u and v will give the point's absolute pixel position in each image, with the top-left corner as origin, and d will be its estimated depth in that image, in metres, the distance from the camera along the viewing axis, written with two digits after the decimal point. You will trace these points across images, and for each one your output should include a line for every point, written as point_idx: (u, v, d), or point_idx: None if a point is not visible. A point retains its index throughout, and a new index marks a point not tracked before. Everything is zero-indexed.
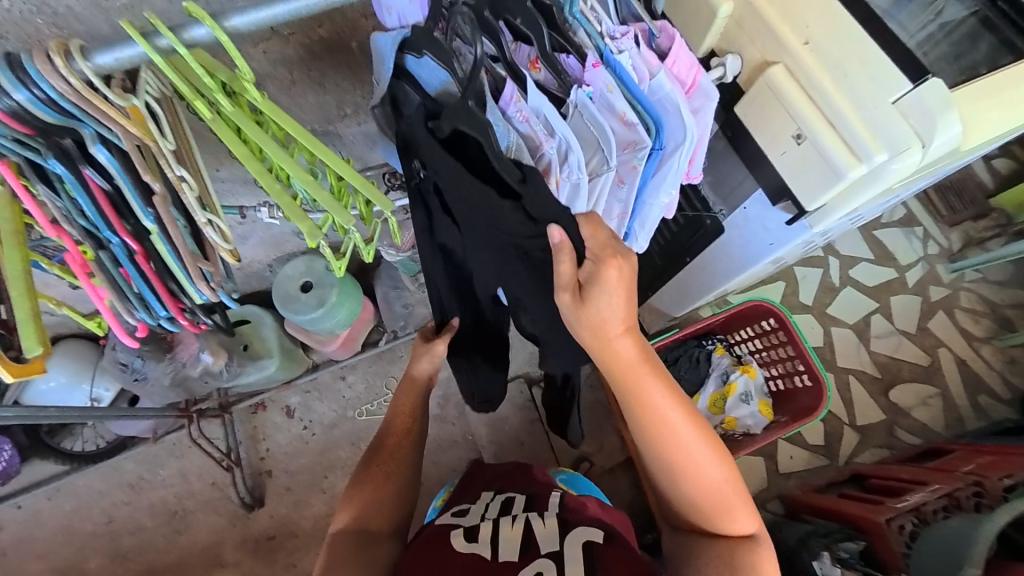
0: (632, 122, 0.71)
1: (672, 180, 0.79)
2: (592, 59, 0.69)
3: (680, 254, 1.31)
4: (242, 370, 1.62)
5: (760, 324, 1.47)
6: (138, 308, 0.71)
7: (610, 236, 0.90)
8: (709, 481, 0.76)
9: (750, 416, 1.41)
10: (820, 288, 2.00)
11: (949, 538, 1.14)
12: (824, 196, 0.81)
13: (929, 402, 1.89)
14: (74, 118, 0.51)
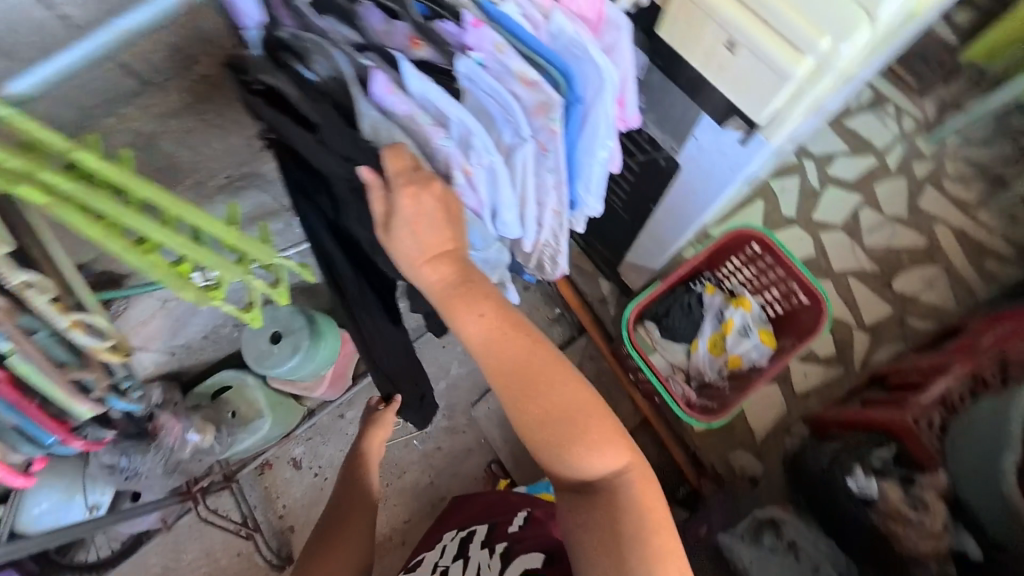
0: (535, 81, 0.61)
1: (602, 131, 0.69)
2: (470, 19, 0.59)
3: (645, 204, 1.22)
4: (235, 437, 1.56)
5: (744, 252, 1.39)
6: (18, 442, 0.72)
7: (555, 211, 0.80)
8: (562, 410, 0.67)
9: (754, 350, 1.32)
10: (802, 196, 1.91)
11: (984, 425, 1.07)
12: (773, 105, 0.72)
13: (935, 282, 1.83)
14: None
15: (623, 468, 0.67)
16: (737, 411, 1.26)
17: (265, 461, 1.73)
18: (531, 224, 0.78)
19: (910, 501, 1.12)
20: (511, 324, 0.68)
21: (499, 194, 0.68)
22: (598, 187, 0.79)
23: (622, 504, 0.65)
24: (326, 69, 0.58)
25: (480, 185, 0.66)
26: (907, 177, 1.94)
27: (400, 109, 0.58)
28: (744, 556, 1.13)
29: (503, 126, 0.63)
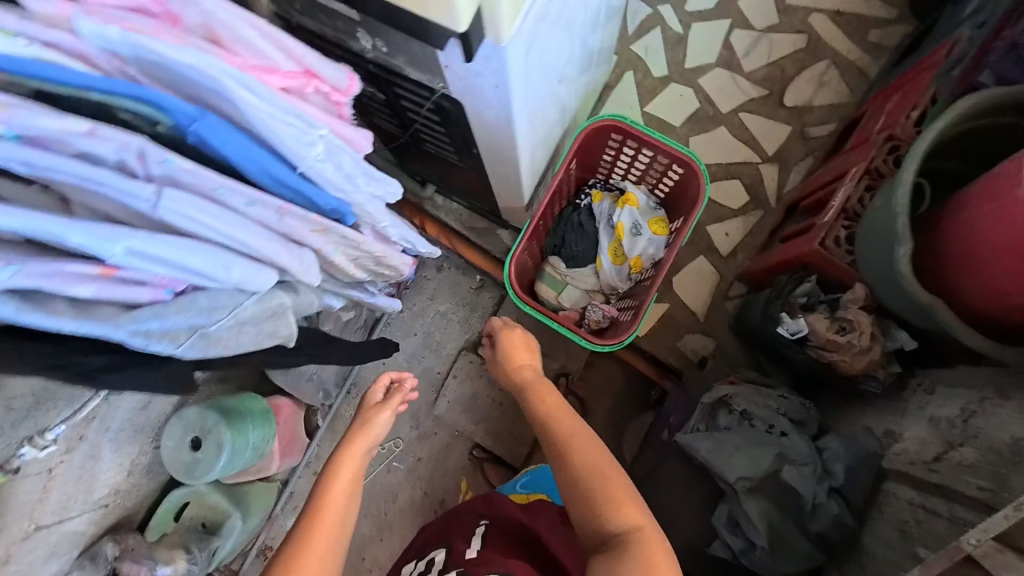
0: (101, 131, 0.48)
1: (273, 127, 0.55)
2: None
3: (469, 150, 1.02)
4: (214, 546, 1.49)
5: (609, 146, 1.22)
6: None
7: (315, 230, 0.66)
8: (592, 463, 0.88)
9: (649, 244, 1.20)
10: (667, 46, 1.70)
11: (876, 221, 0.99)
12: (462, 8, 0.55)
13: (827, 79, 1.68)
14: None
15: (631, 526, 0.80)
16: (646, 316, 1.17)
17: (263, 546, 1.67)
18: (296, 257, 0.63)
19: (838, 326, 1.08)
20: (580, 429, 0.96)
21: (184, 262, 0.53)
22: (334, 179, 0.63)
23: (634, 549, 0.77)
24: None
25: (151, 267, 0.52)
26: None
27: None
28: (701, 446, 1.08)
29: (123, 200, 0.50)
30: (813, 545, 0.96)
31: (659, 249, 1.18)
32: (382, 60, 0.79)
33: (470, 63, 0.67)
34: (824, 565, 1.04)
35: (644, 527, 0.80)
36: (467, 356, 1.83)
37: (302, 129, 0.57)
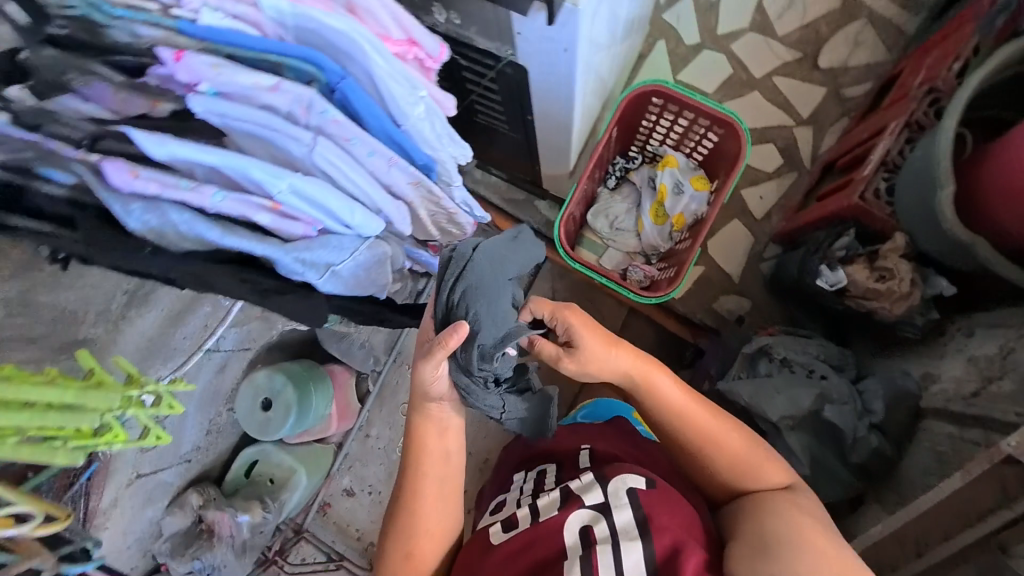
0: (275, 83, 0.55)
1: (389, 86, 0.62)
2: (168, 52, 0.53)
3: (522, 115, 1.06)
4: (284, 500, 1.59)
5: (649, 113, 1.28)
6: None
7: (409, 183, 0.72)
8: (733, 450, 0.85)
9: (691, 201, 1.29)
10: (699, 15, 1.69)
11: (915, 166, 1.05)
12: None
13: (862, 40, 1.65)
14: None
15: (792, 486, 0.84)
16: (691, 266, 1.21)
17: (321, 503, 1.76)
18: (392, 207, 0.72)
19: (878, 275, 1.14)
20: (714, 412, 0.87)
21: (327, 206, 0.61)
22: (436, 137, 0.71)
23: (794, 505, 0.79)
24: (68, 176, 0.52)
25: (300, 212, 0.60)
26: None
27: (153, 189, 0.52)
28: (742, 392, 1.14)
29: (283, 143, 0.58)
30: (850, 474, 1.06)
31: (701, 203, 1.29)
32: (453, 33, 0.85)
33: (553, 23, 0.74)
34: (865, 502, 1.09)
35: (799, 490, 0.83)
36: None
37: (422, 89, 0.66)
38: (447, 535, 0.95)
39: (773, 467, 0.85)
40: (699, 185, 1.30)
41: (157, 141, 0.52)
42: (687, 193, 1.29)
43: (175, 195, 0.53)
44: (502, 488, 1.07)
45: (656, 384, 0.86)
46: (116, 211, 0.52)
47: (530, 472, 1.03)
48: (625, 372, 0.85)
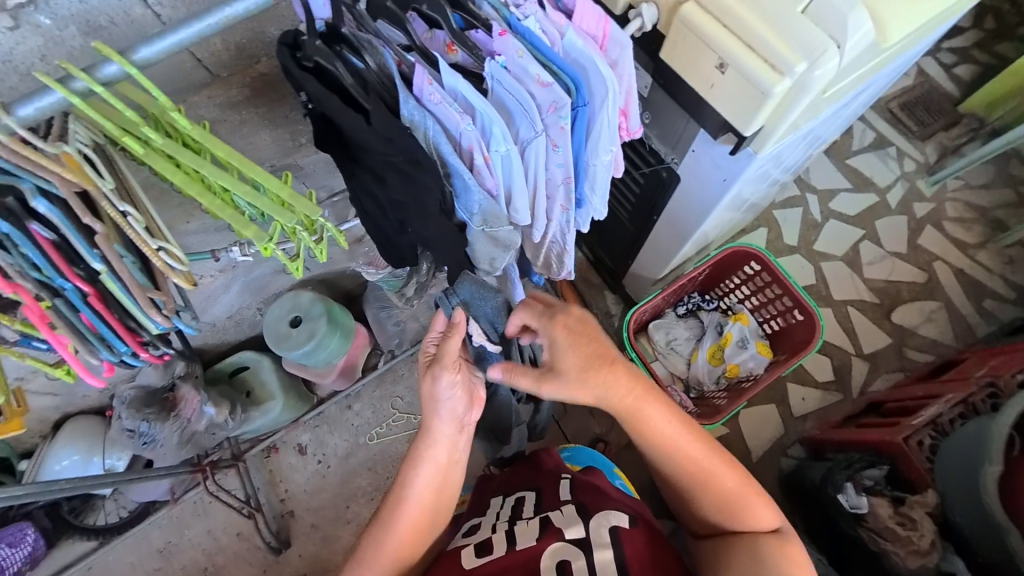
0: (548, 82, 0.68)
1: (603, 134, 0.77)
2: (498, 28, 0.67)
3: (648, 213, 1.25)
4: (248, 417, 1.64)
5: (743, 270, 1.43)
6: (101, 348, 0.73)
7: (561, 205, 0.88)
8: (722, 493, 0.82)
9: (750, 359, 1.39)
10: (804, 226, 1.92)
11: (967, 436, 1.12)
12: (758, 118, 0.77)
13: (935, 317, 1.80)
14: (13, 174, 0.57)
15: (778, 528, 0.81)
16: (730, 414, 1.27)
17: (272, 445, 1.73)
18: (540, 216, 0.87)
19: (899, 519, 1.14)
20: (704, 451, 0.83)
21: (512, 181, 0.76)
22: (602, 186, 0.87)
23: (783, 557, 0.76)
24: (374, 60, 0.67)
25: (496, 171, 0.74)
26: (907, 214, 1.95)
27: (434, 99, 0.66)
28: None
29: (519, 120, 0.70)
30: None
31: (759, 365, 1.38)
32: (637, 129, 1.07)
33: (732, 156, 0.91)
34: None
35: (786, 531, 0.81)
36: None
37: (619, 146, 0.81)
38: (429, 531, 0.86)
39: (762, 511, 0.82)
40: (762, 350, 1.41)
41: (456, 78, 0.66)
42: (749, 350, 1.39)
43: (441, 112, 0.67)
44: (480, 513, 1.04)
45: (645, 416, 0.82)
46: (400, 96, 0.66)
47: (508, 499, 1.01)
48: (616, 398, 0.80)
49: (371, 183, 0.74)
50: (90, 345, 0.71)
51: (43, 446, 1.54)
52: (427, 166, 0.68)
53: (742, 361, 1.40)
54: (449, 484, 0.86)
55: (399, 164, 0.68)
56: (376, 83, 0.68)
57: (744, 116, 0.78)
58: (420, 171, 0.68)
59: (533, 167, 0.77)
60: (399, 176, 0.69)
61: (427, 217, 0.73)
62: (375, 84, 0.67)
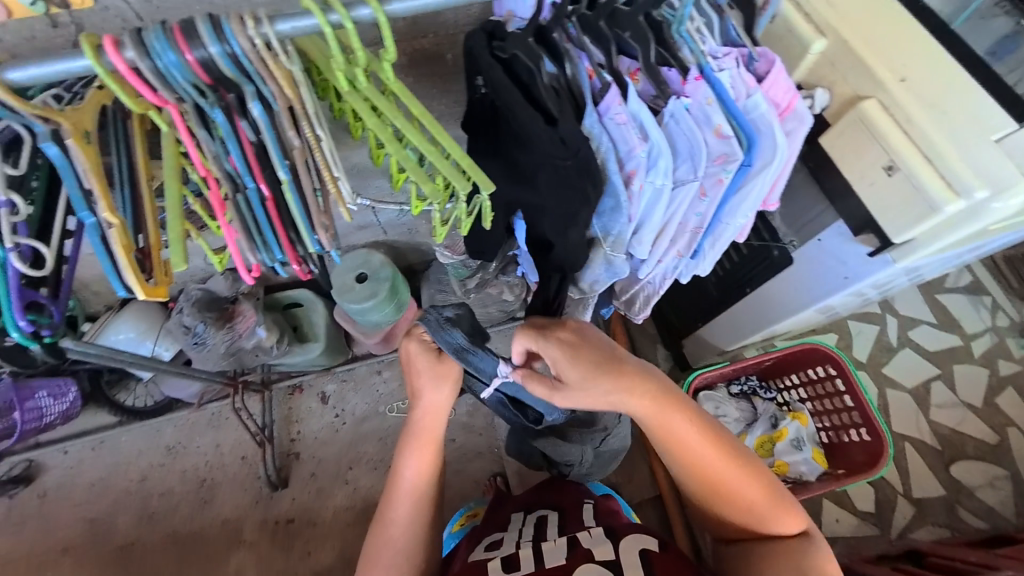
0: (727, 135, 0.68)
1: (751, 197, 0.77)
2: (693, 73, 0.68)
3: (739, 284, 1.24)
4: (290, 351, 1.71)
5: (813, 371, 1.39)
6: (261, 249, 0.69)
7: (677, 252, 0.89)
8: (746, 499, 0.80)
9: (803, 462, 1.33)
10: (876, 346, 1.84)
11: None
12: (914, 229, 0.76)
13: (997, 485, 1.67)
14: (245, 75, 0.56)
15: (804, 532, 0.80)
16: None
17: (297, 385, 1.86)
18: (656, 255, 0.87)
19: None
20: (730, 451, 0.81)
21: (650, 216, 0.76)
22: (723, 246, 0.88)
23: (807, 561, 0.76)
24: (570, 68, 0.68)
25: (641, 202, 0.74)
26: (990, 369, 1.82)
27: (618, 120, 0.67)
28: None
29: (684, 160, 0.71)
30: None
31: (812, 471, 1.32)
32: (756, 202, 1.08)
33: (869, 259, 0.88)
34: None
35: (813, 534, 0.80)
36: None
37: (754, 215, 0.82)
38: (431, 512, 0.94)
39: (787, 519, 0.80)
40: (818, 457, 1.35)
41: (644, 113, 0.67)
42: (804, 452, 1.34)
43: (619, 133, 0.68)
44: (499, 528, 1.08)
45: (669, 424, 0.80)
46: (588, 109, 0.67)
47: (530, 517, 1.05)
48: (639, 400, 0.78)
49: (501, 176, 0.75)
50: (254, 246, 0.68)
51: (105, 314, 1.61)
52: (593, 176, 0.68)
53: (792, 462, 1.34)
54: (435, 466, 0.93)
55: (565, 169, 0.67)
56: (563, 88, 0.68)
57: (897, 222, 0.78)
58: (575, 178, 0.67)
59: (674, 210, 0.78)
60: (554, 177, 0.68)
61: (566, 227, 0.74)
62: (563, 89, 0.67)
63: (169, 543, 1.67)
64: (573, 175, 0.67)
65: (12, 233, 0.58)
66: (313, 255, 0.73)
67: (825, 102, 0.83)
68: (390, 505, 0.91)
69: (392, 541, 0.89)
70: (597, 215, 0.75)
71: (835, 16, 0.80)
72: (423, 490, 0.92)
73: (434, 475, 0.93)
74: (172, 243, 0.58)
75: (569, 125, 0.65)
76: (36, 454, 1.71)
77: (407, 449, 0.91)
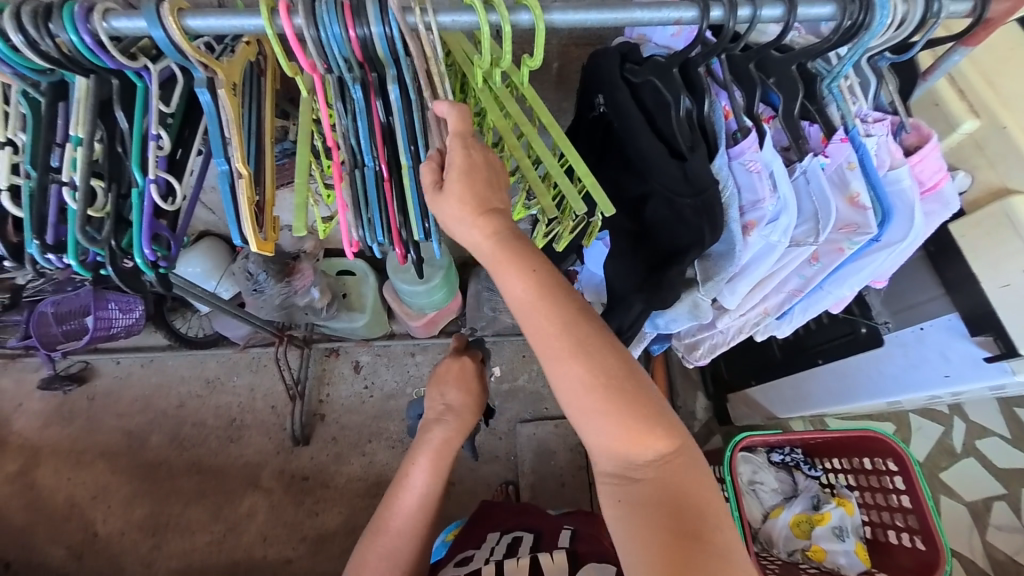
0: (863, 206, 0.63)
1: (866, 273, 0.72)
2: (839, 133, 0.62)
3: (809, 353, 1.15)
4: (337, 315, 1.79)
5: (868, 460, 1.29)
6: (364, 223, 0.68)
7: (767, 309, 0.84)
8: (598, 412, 0.58)
9: (843, 554, 1.23)
10: (935, 446, 1.69)
11: None
12: None
13: None
14: (391, 59, 0.57)
15: (670, 457, 0.59)
16: None
17: (335, 349, 1.92)
18: (743, 310, 0.83)
19: None
20: (613, 374, 0.56)
21: (754, 269, 0.72)
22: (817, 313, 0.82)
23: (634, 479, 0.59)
24: (707, 105, 0.63)
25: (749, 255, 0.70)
26: None
27: (749, 167, 0.62)
28: None
29: (805, 222, 0.67)
30: None
31: (851, 565, 1.22)
32: None
33: (981, 364, 0.80)
34: None
35: (669, 461, 0.59)
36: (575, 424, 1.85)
37: (858, 290, 0.77)
38: (433, 522, 0.95)
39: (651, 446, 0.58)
40: (860, 553, 1.25)
41: (780, 168, 0.62)
42: (846, 543, 1.24)
43: (747, 180, 0.64)
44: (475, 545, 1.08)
45: (517, 299, 0.57)
46: (720, 150, 0.62)
47: (506, 537, 1.05)
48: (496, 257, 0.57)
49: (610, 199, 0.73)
50: (359, 223, 0.68)
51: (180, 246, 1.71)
52: (713, 219, 0.63)
53: (831, 551, 1.24)
54: (442, 478, 0.95)
55: (681, 207, 0.64)
56: (694, 124, 0.63)
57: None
58: (692, 220, 0.64)
59: (778, 267, 0.73)
60: (666, 211, 0.66)
61: (661, 265, 0.71)
62: (696, 124, 0.63)
63: (192, 470, 1.76)
64: (690, 215, 0.64)
65: (153, 165, 0.60)
66: (415, 242, 0.72)
67: (963, 185, 0.76)
68: (391, 506, 0.93)
69: (391, 543, 0.90)
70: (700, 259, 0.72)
71: (993, 99, 0.73)
72: (424, 500, 0.93)
73: (438, 485, 0.94)
74: (296, 208, 0.61)
75: (697, 164, 0.61)
76: (93, 359, 1.84)
77: (417, 456, 0.94)
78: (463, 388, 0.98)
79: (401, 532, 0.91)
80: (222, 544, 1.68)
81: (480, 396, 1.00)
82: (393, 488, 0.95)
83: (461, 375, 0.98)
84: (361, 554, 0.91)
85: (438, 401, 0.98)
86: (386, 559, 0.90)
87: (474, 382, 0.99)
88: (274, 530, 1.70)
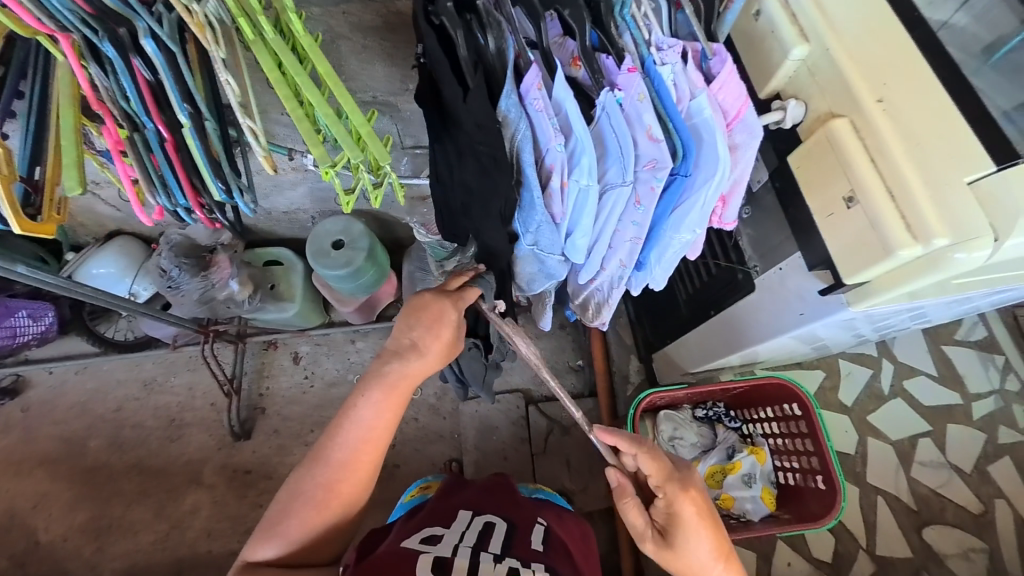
0: (658, 138, 0.62)
1: (691, 215, 0.70)
2: (628, 63, 0.60)
3: (706, 306, 1.16)
4: (263, 306, 1.73)
5: (782, 407, 1.30)
6: (159, 191, 0.68)
7: (620, 261, 0.82)
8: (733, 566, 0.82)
9: (750, 500, 1.29)
10: (865, 392, 1.71)
11: None
12: (867, 274, 0.68)
13: (972, 557, 1.54)
14: (131, 8, 0.52)
15: None
16: None
17: (273, 341, 1.90)
18: (593, 262, 0.82)
19: None
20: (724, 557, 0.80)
21: (580, 218, 0.70)
22: (669, 260, 0.81)
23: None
24: (496, 42, 0.61)
25: (568, 202, 0.68)
26: (988, 436, 1.66)
27: (537, 106, 0.60)
28: None
29: (613, 161, 0.64)
30: None
31: (756, 510, 1.27)
32: None
33: (822, 298, 0.80)
34: None
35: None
36: (517, 398, 1.85)
37: (705, 230, 0.74)
38: (373, 464, 0.90)
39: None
40: (765, 497, 1.30)
41: (572, 106, 0.61)
42: (752, 489, 1.29)
43: (539, 120, 0.61)
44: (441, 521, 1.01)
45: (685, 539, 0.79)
46: (506, 89, 0.60)
47: (478, 518, 1.02)
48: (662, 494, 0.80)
49: None
50: (152, 189, 0.68)
51: (91, 247, 1.66)
52: (505, 168, 0.63)
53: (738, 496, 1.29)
54: (392, 423, 0.88)
55: (479, 154, 0.61)
56: (481, 62, 0.61)
57: (854, 264, 0.69)
58: (492, 168, 0.62)
59: (602, 214, 0.71)
60: (472, 165, 0.62)
61: (485, 217, 0.66)
62: (489, 63, 0.62)
63: (133, 472, 1.75)
64: (488, 160, 0.61)
65: None
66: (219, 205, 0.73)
67: (801, 115, 0.73)
68: (332, 439, 0.87)
69: (329, 483, 0.86)
70: (517, 208, 0.69)
71: (818, 18, 0.70)
72: (366, 440, 0.87)
73: (390, 428, 0.89)
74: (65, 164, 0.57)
75: (476, 103, 0.59)
76: (23, 369, 1.81)
77: (371, 389, 0.85)
78: (433, 332, 0.85)
79: (344, 471, 0.87)
80: (166, 541, 1.69)
81: (452, 343, 0.88)
82: (338, 420, 0.87)
83: (437, 320, 0.85)
84: (295, 481, 0.87)
85: (400, 338, 0.85)
86: (321, 491, 0.86)
87: (449, 329, 0.86)
88: (218, 524, 1.71)
